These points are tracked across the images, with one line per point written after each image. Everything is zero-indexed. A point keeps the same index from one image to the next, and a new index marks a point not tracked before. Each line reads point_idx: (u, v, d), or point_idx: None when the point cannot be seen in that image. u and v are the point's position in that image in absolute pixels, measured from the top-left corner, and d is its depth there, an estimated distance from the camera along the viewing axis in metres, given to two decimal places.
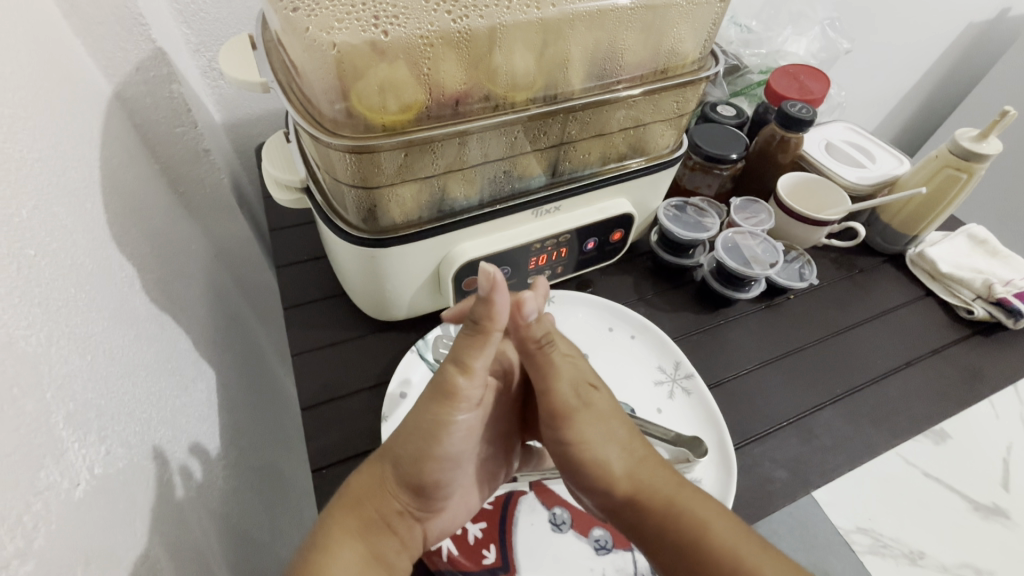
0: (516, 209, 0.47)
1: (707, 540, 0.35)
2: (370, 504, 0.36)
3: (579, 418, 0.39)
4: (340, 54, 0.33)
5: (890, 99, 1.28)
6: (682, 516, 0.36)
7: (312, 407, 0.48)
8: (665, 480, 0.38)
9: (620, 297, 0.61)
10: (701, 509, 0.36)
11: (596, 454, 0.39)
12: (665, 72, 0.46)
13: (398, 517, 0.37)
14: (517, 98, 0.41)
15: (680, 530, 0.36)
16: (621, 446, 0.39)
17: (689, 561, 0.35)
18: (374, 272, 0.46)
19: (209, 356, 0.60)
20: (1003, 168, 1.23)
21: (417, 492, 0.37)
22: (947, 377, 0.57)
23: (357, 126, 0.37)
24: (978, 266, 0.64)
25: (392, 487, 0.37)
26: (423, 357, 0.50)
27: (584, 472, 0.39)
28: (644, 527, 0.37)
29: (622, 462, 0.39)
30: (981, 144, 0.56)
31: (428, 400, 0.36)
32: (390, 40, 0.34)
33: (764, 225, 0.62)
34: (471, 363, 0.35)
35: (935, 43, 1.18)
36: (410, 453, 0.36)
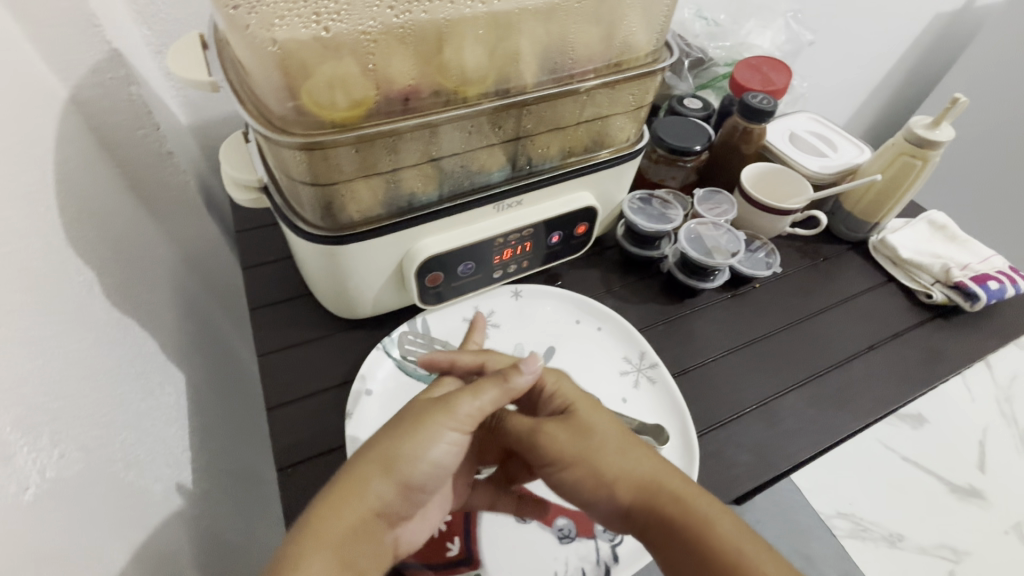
0: (476, 204, 0.47)
1: (711, 530, 0.34)
2: (346, 509, 0.34)
3: (555, 445, 0.39)
4: (283, 50, 0.34)
5: (861, 90, 1.31)
6: (686, 508, 0.36)
7: (277, 407, 0.48)
8: (675, 476, 0.37)
9: (588, 291, 0.61)
10: (704, 503, 0.36)
11: (593, 469, 0.38)
12: (619, 65, 0.46)
13: (375, 522, 0.35)
14: (469, 92, 0.41)
15: (680, 528, 0.35)
16: (624, 453, 0.38)
17: (688, 559, 0.34)
18: (335, 269, 0.47)
19: (176, 360, 0.60)
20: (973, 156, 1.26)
21: (399, 488, 0.35)
22: (906, 362, 0.58)
23: (308, 122, 0.37)
24: (938, 252, 0.65)
25: (379, 493, 0.35)
26: (389, 354, 0.51)
27: (581, 485, 0.39)
28: (658, 535, 0.36)
29: (626, 466, 0.38)
30: (934, 131, 0.57)
31: (427, 407, 0.38)
32: (334, 37, 0.35)
33: (727, 215, 0.63)
34: (484, 398, 0.38)
35: (904, 32, 1.20)
36: (403, 450, 0.36)
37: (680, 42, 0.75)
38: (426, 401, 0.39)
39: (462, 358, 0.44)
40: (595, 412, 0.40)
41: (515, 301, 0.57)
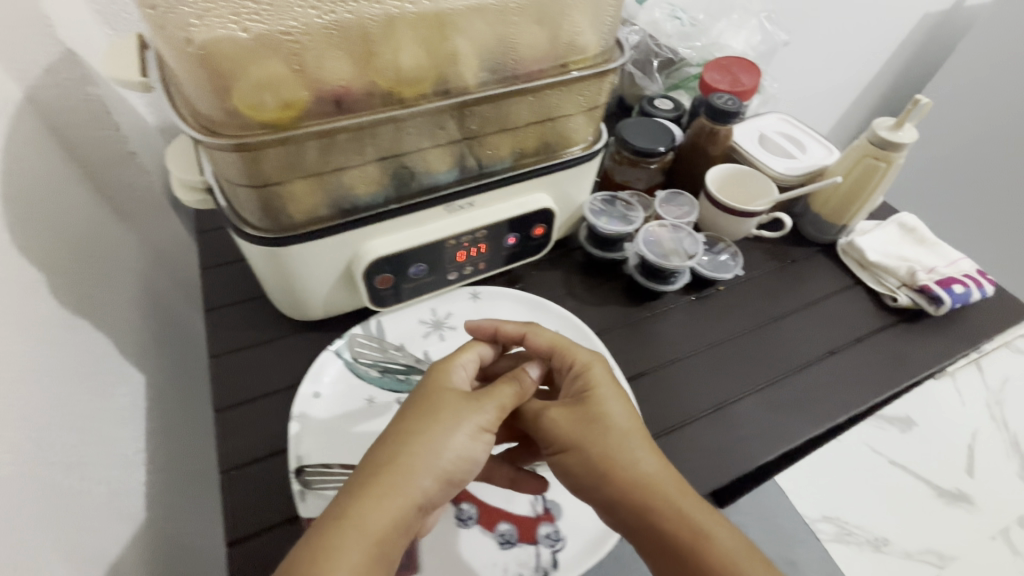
0: (423, 205, 0.47)
1: (712, 546, 0.36)
2: (389, 502, 0.34)
3: (563, 432, 0.41)
4: (200, 51, 0.33)
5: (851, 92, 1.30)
6: (685, 516, 0.37)
7: (225, 408, 0.48)
8: (677, 485, 0.38)
9: (549, 293, 0.61)
10: (705, 519, 0.37)
11: (601, 461, 0.39)
12: (566, 66, 0.45)
13: (414, 515, 0.35)
14: (406, 93, 0.40)
15: (679, 539, 0.37)
16: (633, 446, 0.40)
17: (680, 564, 0.36)
18: (281, 270, 0.46)
19: (135, 360, 0.59)
20: (965, 158, 1.25)
21: (437, 482, 0.36)
22: (869, 366, 0.57)
23: (238, 124, 0.36)
24: (905, 254, 0.64)
25: (423, 488, 0.35)
26: (339, 356, 0.51)
27: (582, 472, 0.40)
28: (650, 536, 0.38)
29: (636, 464, 0.39)
30: (897, 132, 0.56)
31: (460, 402, 0.39)
32: (254, 38, 0.34)
33: (689, 217, 0.63)
34: (502, 399, 0.41)
35: (893, 33, 1.19)
36: (441, 443, 0.37)
37: (650, 41, 0.75)
38: (458, 395, 0.40)
39: (508, 325, 0.47)
40: (613, 402, 0.42)
41: (472, 303, 0.57)
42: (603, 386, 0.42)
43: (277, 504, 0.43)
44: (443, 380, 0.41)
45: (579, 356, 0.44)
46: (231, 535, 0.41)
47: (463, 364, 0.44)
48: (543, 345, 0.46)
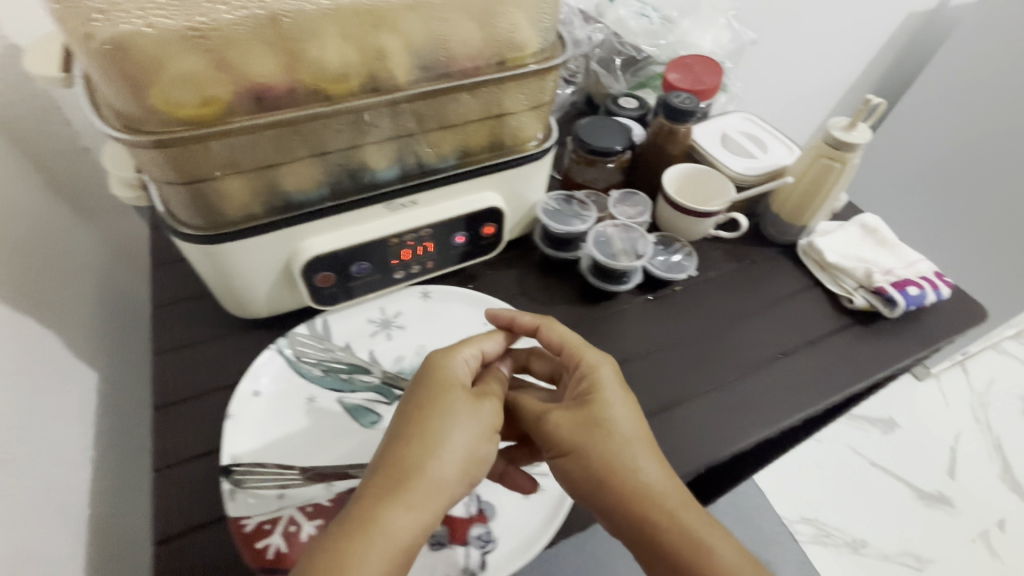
0: (362, 203, 0.46)
1: (711, 557, 0.38)
2: (404, 498, 0.36)
3: (566, 438, 0.42)
4: (102, 47, 0.32)
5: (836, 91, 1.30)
6: (685, 527, 0.39)
7: (165, 406, 0.48)
8: (680, 494, 0.40)
9: (502, 292, 0.60)
10: (705, 530, 0.39)
11: (605, 467, 0.40)
12: (503, 63, 0.45)
13: (432, 507, 0.37)
14: (333, 90, 0.39)
15: (678, 548, 0.38)
16: (635, 453, 0.41)
17: (679, 572, 0.38)
18: (218, 268, 0.46)
19: (89, 357, 0.59)
20: (953, 157, 1.25)
21: (449, 477, 0.38)
22: (821, 368, 0.57)
23: (155, 122, 0.36)
24: (864, 255, 0.64)
25: (443, 491, 0.38)
26: (282, 354, 0.50)
27: (583, 477, 0.41)
28: (649, 544, 0.39)
29: (640, 470, 0.40)
30: (850, 133, 0.56)
31: (462, 399, 0.41)
32: (160, 33, 0.33)
33: (641, 218, 0.63)
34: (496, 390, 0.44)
35: (878, 31, 1.19)
36: (446, 441, 0.39)
37: (614, 39, 0.75)
38: (459, 392, 0.42)
39: (523, 319, 0.49)
40: (616, 407, 0.43)
41: (422, 302, 0.56)
42: (609, 389, 0.44)
43: (209, 503, 0.43)
44: (450, 376, 0.43)
45: (588, 357, 0.46)
46: (160, 533, 0.41)
47: (464, 359, 0.45)
48: (553, 343, 0.47)
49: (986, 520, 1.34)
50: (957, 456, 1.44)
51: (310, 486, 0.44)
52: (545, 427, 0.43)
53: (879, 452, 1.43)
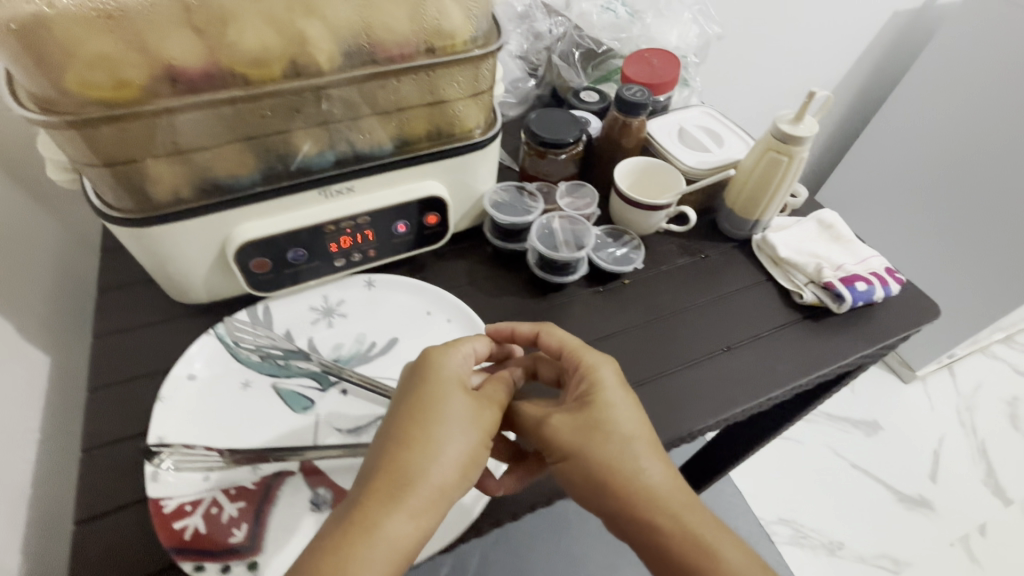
0: (294, 189, 0.46)
1: (718, 561, 0.38)
2: (404, 504, 0.37)
3: (568, 442, 0.42)
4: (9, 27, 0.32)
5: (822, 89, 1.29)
6: (689, 530, 0.39)
7: (100, 388, 0.48)
8: (685, 498, 0.40)
9: (450, 282, 0.60)
10: (712, 534, 0.39)
11: (607, 470, 0.41)
12: (434, 49, 0.45)
13: (433, 511, 0.38)
14: (255, 74, 0.40)
15: (685, 551, 0.39)
16: (637, 455, 0.41)
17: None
18: (149, 252, 0.46)
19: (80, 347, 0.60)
20: (940, 156, 1.25)
21: (450, 481, 0.39)
22: (766, 362, 0.56)
23: (72, 104, 0.36)
24: (818, 251, 0.63)
25: (444, 497, 0.38)
26: (220, 340, 0.51)
27: (587, 482, 0.42)
28: (653, 547, 0.40)
29: (642, 472, 0.41)
30: (796, 126, 0.55)
31: (461, 402, 0.42)
32: (66, 14, 0.33)
33: (588, 210, 0.63)
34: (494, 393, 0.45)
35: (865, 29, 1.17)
36: (446, 446, 0.39)
37: (575, 33, 0.75)
38: (458, 394, 0.42)
39: (523, 328, 0.50)
40: (616, 410, 0.43)
41: (366, 291, 0.56)
42: (609, 386, 0.44)
43: (132, 485, 0.43)
44: (448, 377, 0.43)
45: (586, 358, 0.46)
46: (82, 512, 0.42)
47: (462, 357, 0.45)
48: (553, 346, 0.48)
49: (968, 525, 1.33)
50: (941, 460, 1.43)
51: (238, 468, 0.44)
52: (546, 432, 0.43)
53: (860, 454, 1.41)
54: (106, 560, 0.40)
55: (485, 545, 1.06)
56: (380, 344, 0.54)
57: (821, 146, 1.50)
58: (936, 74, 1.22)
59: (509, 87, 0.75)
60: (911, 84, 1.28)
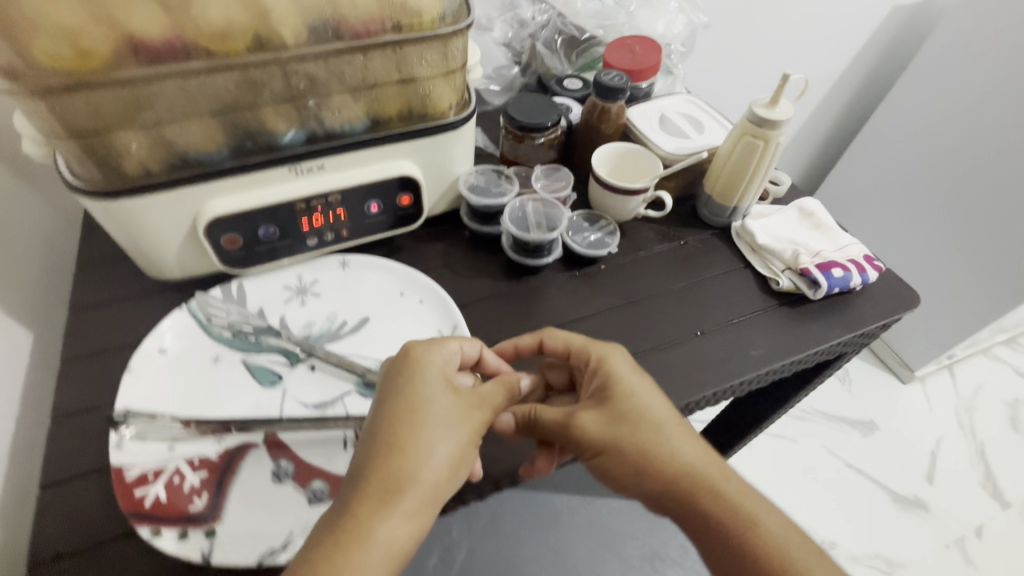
0: (263, 165, 0.47)
1: (762, 528, 0.42)
2: (395, 505, 0.38)
3: (603, 435, 0.46)
4: None
5: (821, 83, 1.28)
6: (728, 500, 0.43)
7: (74, 360, 0.49)
8: (719, 472, 0.45)
9: (425, 263, 0.60)
10: (752, 505, 0.43)
11: (645, 455, 0.45)
12: (403, 28, 0.45)
13: (424, 511, 0.39)
14: (223, 48, 0.40)
15: (731, 523, 0.43)
16: (670, 439, 0.45)
17: (738, 549, 0.42)
18: (118, 226, 0.46)
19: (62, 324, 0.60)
20: (938, 152, 1.23)
21: (443, 482, 0.40)
22: (740, 347, 0.56)
23: (38, 75, 0.36)
24: (797, 238, 0.63)
25: (435, 496, 0.39)
26: (193, 316, 0.52)
27: (623, 468, 0.45)
28: (698, 521, 0.44)
29: (677, 455, 0.45)
30: (772, 110, 0.55)
31: (449, 403, 0.42)
32: None
33: (562, 193, 0.63)
34: (492, 391, 0.45)
35: (862, 24, 1.17)
36: (434, 447, 0.40)
37: (558, 20, 0.75)
38: (446, 395, 0.42)
39: (523, 338, 0.52)
40: (636, 398, 0.46)
41: (341, 271, 0.57)
42: (627, 375, 0.47)
43: (100, 452, 0.44)
44: (434, 376, 0.43)
45: (595, 353, 0.49)
46: (49, 478, 0.42)
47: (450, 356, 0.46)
48: (560, 347, 0.51)
49: (965, 527, 1.30)
50: (938, 461, 1.41)
51: (202, 439, 0.45)
52: (579, 428, 0.46)
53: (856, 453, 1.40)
54: (67, 524, 0.41)
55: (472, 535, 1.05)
56: (351, 323, 0.54)
57: (820, 142, 1.49)
58: (935, 69, 1.20)
59: (493, 74, 0.75)
60: (910, 80, 1.26)
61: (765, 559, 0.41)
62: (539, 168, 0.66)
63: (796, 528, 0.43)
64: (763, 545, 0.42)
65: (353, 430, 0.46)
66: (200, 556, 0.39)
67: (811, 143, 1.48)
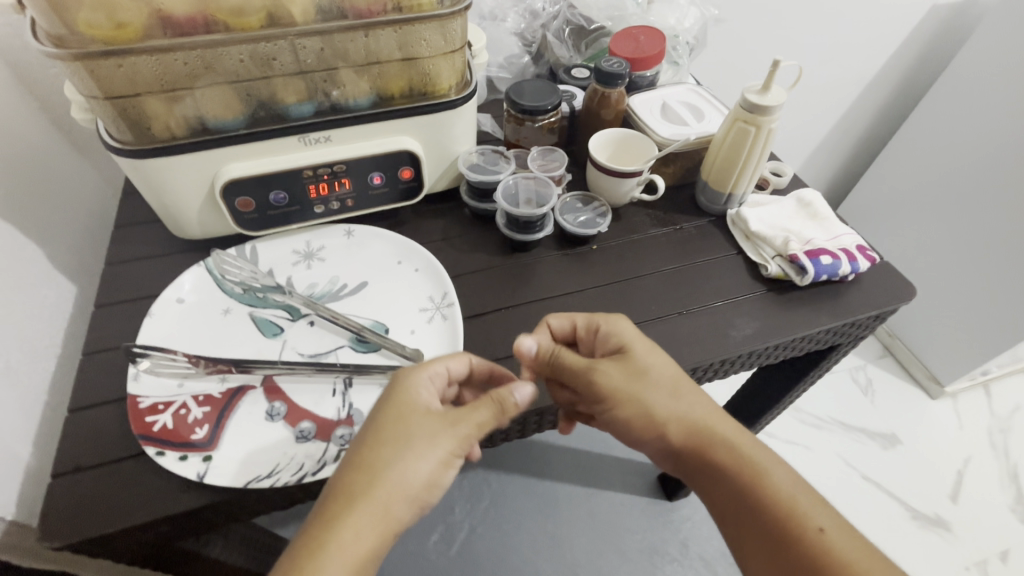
0: (274, 134, 0.51)
1: (771, 479, 0.44)
2: (348, 521, 0.38)
3: (619, 384, 0.48)
4: None
5: (851, 83, 1.25)
6: (738, 454, 0.46)
7: (105, 305, 0.55)
8: (730, 427, 0.47)
9: (424, 236, 0.64)
10: (761, 457, 0.46)
11: (659, 412, 0.47)
12: (404, 9, 0.49)
13: (382, 531, 0.39)
14: (239, 22, 0.45)
15: (741, 475, 0.45)
16: (680, 401, 0.47)
17: (749, 498, 0.44)
18: (147, 185, 0.52)
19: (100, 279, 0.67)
20: (973, 157, 1.18)
21: (404, 499, 0.40)
22: (722, 327, 0.57)
23: (81, 41, 0.42)
24: (791, 227, 0.63)
25: (396, 516, 0.40)
26: (209, 272, 0.57)
27: (635, 423, 0.48)
28: (711, 473, 0.46)
29: (685, 416, 0.47)
30: (764, 96, 0.56)
31: (416, 424, 0.42)
32: None
33: (555, 173, 0.66)
34: (480, 414, 0.44)
35: (896, 23, 1.13)
36: (394, 469, 0.40)
37: (567, 11, 0.77)
38: (415, 418, 0.42)
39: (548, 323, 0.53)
40: (644, 355, 0.49)
41: (345, 239, 0.61)
42: (637, 343, 0.49)
43: (119, 384, 0.49)
44: (408, 398, 0.43)
45: (606, 323, 0.50)
46: (74, 403, 0.48)
47: (426, 382, 0.45)
48: (565, 326, 0.52)
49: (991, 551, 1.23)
50: (965, 480, 1.28)
51: (208, 378, 0.49)
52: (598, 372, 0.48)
53: None
54: (84, 442, 0.46)
55: (474, 513, 1.08)
56: (351, 286, 0.58)
57: (853, 144, 1.45)
58: (974, 71, 1.15)
59: (504, 62, 0.78)
60: (949, 81, 1.21)
61: (777, 510, 0.43)
62: (536, 149, 0.69)
63: (806, 485, 0.44)
64: (772, 495, 0.43)
65: (342, 381, 0.51)
66: (196, 476, 0.44)
67: (843, 145, 1.44)
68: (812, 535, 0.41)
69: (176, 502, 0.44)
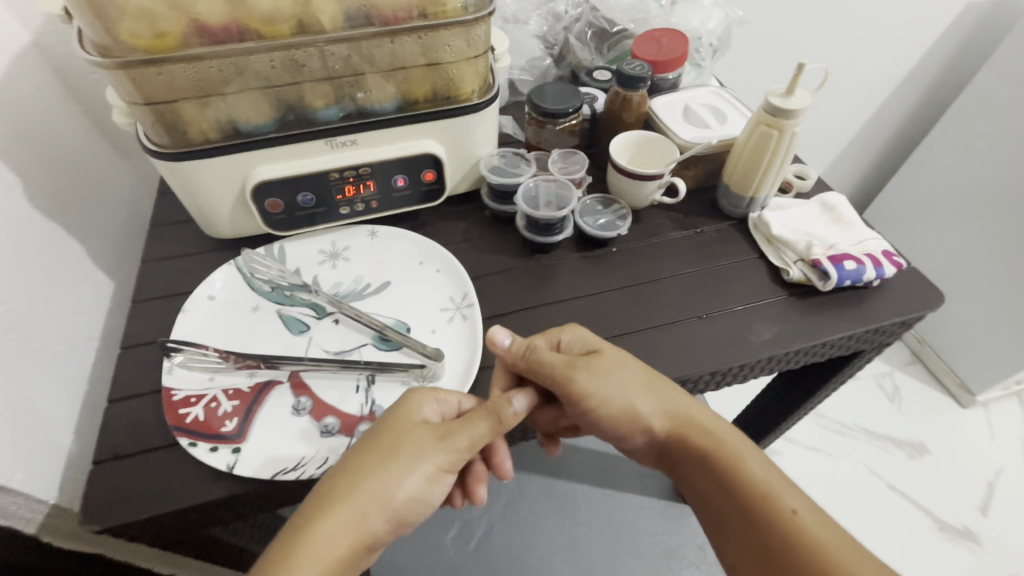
0: (302, 137, 0.53)
1: (746, 465, 0.46)
2: (328, 524, 0.39)
3: (592, 381, 0.48)
4: None
5: (882, 83, 1.22)
6: (714, 437, 0.48)
7: (143, 300, 0.57)
8: (707, 415, 0.49)
9: (446, 237, 0.65)
10: (738, 442, 0.48)
11: (635, 405, 0.49)
12: (429, 16, 0.50)
13: (360, 539, 0.40)
14: (271, 30, 0.47)
15: (720, 459, 0.47)
16: (656, 394, 0.49)
17: (727, 481, 0.46)
18: (182, 186, 0.54)
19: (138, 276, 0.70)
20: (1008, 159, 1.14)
21: (387, 510, 0.41)
22: (742, 331, 0.57)
23: (124, 50, 0.44)
24: (814, 231, 0.62)
25: (373, 524, 0.41)
26: (239, 269, 0.59)
27: (617, 419, 0.49)
28: (693, 457, 0.49)
29: (659, 407, 0.49)
30: (788, 99, 0.56)
31: (410, 437, 0.43)
32: None
33: (575, 175, 0.66)
34: (476, 429, 0.45)
35: (929, 22, 1.10)
36: (380, 480, 0.42)
37: (590, 13, 0.78)
38: (412, 432, 0.44)
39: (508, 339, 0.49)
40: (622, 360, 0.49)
41: (369, 240, 0.63)
42: (607, 350, 0.49)
43: (155, 376, 0.52)
44: (413, 414, 0.45)
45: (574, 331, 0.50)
46: (114, 394, 0.50)
47: (430, 401, 0.46)
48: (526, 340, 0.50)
49: None
50: (996, 493, 1.24)
51: (238, 372, 0.51)
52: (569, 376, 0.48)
53: None
54: (123, 432, 0.48)
55: (491, 510, 1.10)
56: (374, 286, 0.59)
57: (883, 145, 1.41)
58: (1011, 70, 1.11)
59: (525, 65, 0.79)
60: (985, 80, 1.17)
61: (754, 491, 0.45)
62: (557, 151, 0.69)
63: (784, 473, 0.46)
64: (750, 480, 0.46)
65: (366, 377, 0.52)
66: (226, 466, 0.46)
67: (872, 147, 1.40)
68: (785, 517, 0.43)
69: (208, 490, 0.45)
